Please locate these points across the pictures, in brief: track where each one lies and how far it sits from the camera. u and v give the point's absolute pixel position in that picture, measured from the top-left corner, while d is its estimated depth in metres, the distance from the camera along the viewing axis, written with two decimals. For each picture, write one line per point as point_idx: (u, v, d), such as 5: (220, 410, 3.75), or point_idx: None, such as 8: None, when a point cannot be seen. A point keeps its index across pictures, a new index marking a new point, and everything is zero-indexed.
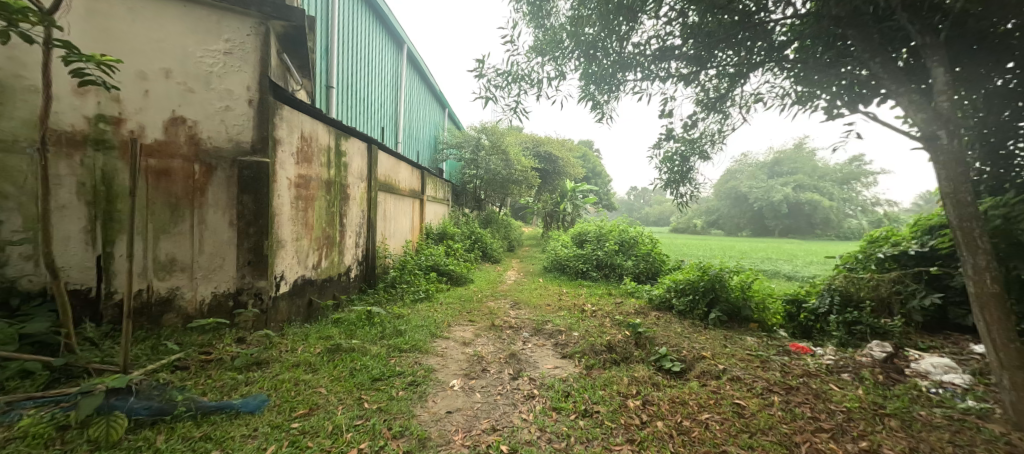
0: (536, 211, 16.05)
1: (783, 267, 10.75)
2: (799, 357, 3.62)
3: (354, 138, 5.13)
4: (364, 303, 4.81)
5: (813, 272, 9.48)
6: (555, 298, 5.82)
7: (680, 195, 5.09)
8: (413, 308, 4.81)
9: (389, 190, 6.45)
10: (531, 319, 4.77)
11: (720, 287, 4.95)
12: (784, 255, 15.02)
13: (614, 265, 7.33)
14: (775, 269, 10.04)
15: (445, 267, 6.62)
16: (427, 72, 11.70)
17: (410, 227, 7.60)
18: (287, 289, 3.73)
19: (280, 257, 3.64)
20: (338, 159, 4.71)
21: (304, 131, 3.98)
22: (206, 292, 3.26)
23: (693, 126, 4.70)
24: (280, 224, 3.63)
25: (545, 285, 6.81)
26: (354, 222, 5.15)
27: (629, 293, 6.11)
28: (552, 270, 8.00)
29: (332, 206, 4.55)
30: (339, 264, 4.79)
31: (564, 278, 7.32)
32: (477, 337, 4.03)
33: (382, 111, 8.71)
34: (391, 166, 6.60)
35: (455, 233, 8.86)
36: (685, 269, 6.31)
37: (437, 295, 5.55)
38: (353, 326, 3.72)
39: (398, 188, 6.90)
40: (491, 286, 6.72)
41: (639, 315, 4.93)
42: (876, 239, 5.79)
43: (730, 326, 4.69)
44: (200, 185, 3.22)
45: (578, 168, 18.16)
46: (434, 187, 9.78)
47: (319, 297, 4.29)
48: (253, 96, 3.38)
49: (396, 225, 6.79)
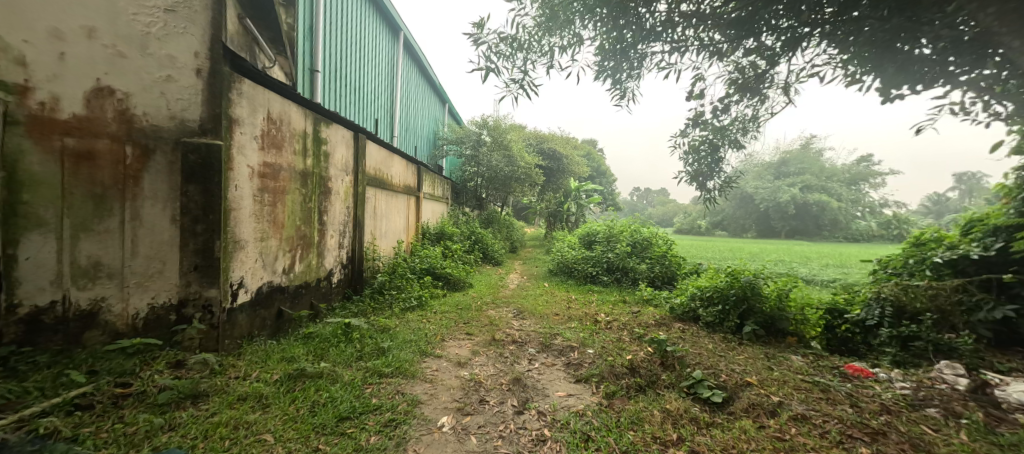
0: (539, 211, 15.43)
1: (802, 270, 10.15)
2: (863, 384, 3.00)
3: (338, 125, 4.53)
4: (346, 314, 4.20)
5: (837, 276, 8.87)
6: (563, 306, 5.19)
7: (706, 192, 4.46)
8: (403, 319, 4.20)
9: (381, 185, 5.86)
10: (538, 332, 4.15)
11: (755, 297, 4.31)
12: (798, 259, 14.37)
13: (626, 269, 6.69)
14: (796, 272, 9.43)
15: (442, 271, 6.01)
16: (426, 63, 11.13)
17: (405, 226, 7.00)
18: (249, 298, 3.14)
19: (239, 261, 3.04)
20: (317, 147, 4.12)
21: (273, 111, 3.38)
22: (141, 304, 2.65)
23: (724, 111, 4.09)
24: (238, 221, 3.03)
25: (552, 290, 6.19)
26: (337, 221, 4.54)
27: (647, 301, 5.46)
28: (558, 274, 7.36)
29: (309, 200, 3.95)
30: (318, 268, 4.18)
31: (572, 283, 6.69)
32: (475, 356, 3.42)
33: (376, 103, 8.12)
34: (383, 159, 6.00)
35: (454, 233, 8.24)
36: (709, 274, 5.66)
37: (431, 303, 4.94)
38: (327, 344, 3.12)
39: (391, 183, 6.28)
40: (492, 291, 6.10)
41: (662, 327, 4.30)
42: (925, 241, 5.16)
43: (768, 341, 4.06)
44: (133, 172, 2.62)
45: (583, 167, 17.59)
46: (432, 184, 9.17)
47: (291, 307, 3.69)
48: (203, 64, 2.80)
49: (388, 224, 6.19)
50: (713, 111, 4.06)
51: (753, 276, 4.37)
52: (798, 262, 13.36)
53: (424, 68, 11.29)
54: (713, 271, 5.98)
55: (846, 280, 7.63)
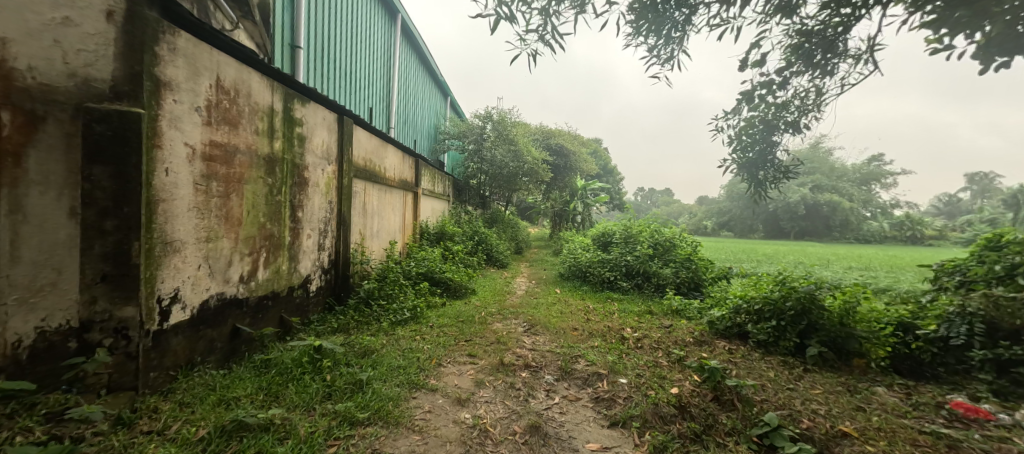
0: (544, 210, 14.70)
1: (830, 274, 9.38)
2: (994, 435, 2.27)
3: (317, 104, 3.82)
4: (322, 331, 3.49)
5: (873, 280, 8.09)
6: (580, 318, 4.45)
7: (756, 183, 3.73)
8: (392, 336, 3.48)
9: (372, 178, 5.14)
10: (555, 353, 3.41)
11: (817, 310, 3.54)
12: (818, 261, 13.57)
13: (648, 273, 5.96)
14: (827, 276, 8.65)
15: (441, 276, 5.29)
16: (425, 52, 10.42)
17: (401, 225, 6.29)
18: (187, 316, 2.44)
19: (173, 269, 2.33)
20: (289, 129, 3.41)
21: (225, 78, 2.68)
22: (25, 330, 1.91)
23: (784, 85, 3.38)
24: (171, 217, 2.32)
25: (565, 298, 5.45)
26: (316, 218, 3.83)
27: (676, 311, 4.73)
28: (570, 280, 6.62)
29: (277, 193, 3.25)
30: (290, 274, 3.46)
31: (587, 289, 5.95)
32: (478, 390, 2.69)
33: (370, 89, 7.41)
34: (374, 148, 5.28)
35: (455, 232, 7.51)
36: (747, 282, 4.92)
37: (427, 315, 4.22)
38: (287, 377, 2.41)
39: (383, 176, 5.55)
40: (498, 299, 5.37)
41: (705, 348, 3.56)
42: (1008, 244, 4.39)
43: (837, 366, 3.31)
44: (12, 147, 1.87)
45: (591, 164, 16.87)
46: (432, 180, 8.44)
47: (251, 324, 2.98)
48: (118, 6, 2.10)
49: (381, 222, 5.48)
50: (768, 84, 3.34)
51: (815, 287, 3.57)
52: (819, 264, 12.58)
53: (423, 57, 10.58)
54: (751, 278, 5.22)
55: (887, 285, 6.89)
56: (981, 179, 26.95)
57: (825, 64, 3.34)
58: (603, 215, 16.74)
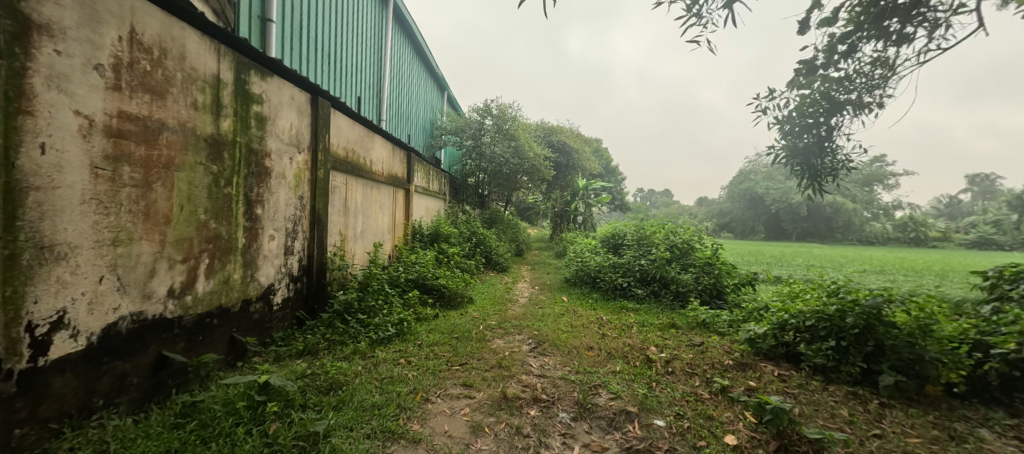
0: (545, 211, 14.07)
1: (851, 277, 8.78)
2: None
3: (282, 80, 3.16)
4: (284, 355, 2.84)
5: (902, 284, 7.47)
6: (594, 334, 3.81)
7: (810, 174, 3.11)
8: (370, 361, 2.84)
9: (355, 171, 4.48)
10: (569, 382, 2.79)
11: (882, 327, 2.87)
12: (830, 263, 13.01)
13: (666, 280, 5.32)
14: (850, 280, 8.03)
15: (434, 283, 4.65)
16: (420, 41, 9.78)
17: (391, 225, 5.65)
18: (80, 347, 1.81)
19: (54, 283, 1.71)
20: (245, 105, 2.77)
21: (144, 31, 2.05)
22: None
23: (846, 54, 2.80)
24: (52, 212, 1.70)
25: (573, 308, 4.83)
26: (281, 216, 3.19)
27: (703, 325, 4.10)
28: (577, 286, 5.98)
29: (225, 184, 2.61)
30: (246, 284, 2.82)
31: (598, 297, 5.32)
32: (475, 440, 2.06)
33: (358, 77, 6.77)
34: (358, 138, 4.63)
35: (451, 233, 6.87)
36: (784, 291, 4.29)
37: (416, 330, 3.59)
38: (212, 431, 1.77)
39: (368, 170, 4.89)
40: (498, 309, 4.73)
41: (751, 374, 2.92)
42: None
43: (917, 400, 2.69)
44: None
45: (592, 163, 16.27)
46: (427, 176, 7.79)
47: (185, 350, 2.34)
48: None
49: (366, 221, 4.84)
50: (830, 53, 2.74)
51: (883, 300, 2.90)
52: (832, 267, 11.99)
53: (418, 46, 9.94)
54: (787, 287, 4.59)
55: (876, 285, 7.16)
56: (986, 180, 26.54)
57: (901, 30, 2.74)
58: (606, 216, 16.12)
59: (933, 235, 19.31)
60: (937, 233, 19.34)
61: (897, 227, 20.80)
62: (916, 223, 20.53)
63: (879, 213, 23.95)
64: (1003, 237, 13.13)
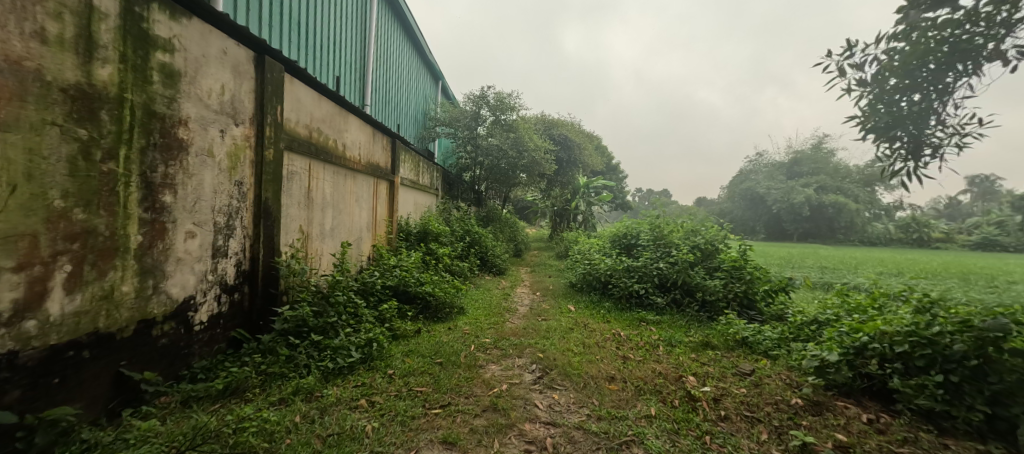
0: (544, 209, 13.31)
1: (871, 281, 8.11)
2: None
3: (207, 27, 2.36)
4: (197, 398, 2.07)
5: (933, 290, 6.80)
6: (614, 358, 3.05)
7: (910, 151, 2.33)
8: (317, 405, 2.07)
9: (322, 155, 3.68)
10: (589, 434, 2.03)
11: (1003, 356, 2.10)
12: (842, 265, 12.34)
13: (691, 287, 4.55)
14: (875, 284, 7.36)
15: (417, 291, 3.89)
16: (411, 22, 8.96)
17: (371, 222, 4.87)
18: None
19: None
20: (144, 50, 2.00)
21: None
22: None
23: None
24: None
25: (581, 320, 4.07)
26: (207, 205, 2.41)
27: (745, 345, 3.34)
28: (584, 293, 5.21)
29: (104, 157, 1.84)
30: (144, 299, 2.05)
31: (609, 306, 4.55)
32: None
33: (338, 54, 5.96)
34: (327, 115, 3.83)
35: (442, 231, 6.08)
36: (841, 304, 3.54)
37: (389, 354, 2.82)
38: None
39: (341, 156, 4.09)
40: (494, 322, 3.96)
41: (833, 422, 2.17)
42: None
43: None
44: None
45: (593, 159, 15.52)
46: (416, 168, 6.99)
47: (19, 407, 1.58)
48: None
49: (338, 216, 4.07)
50: None
51: (1011, 322, 2.11)
52: (845, 269, 11.31)
53: (408, 28, 9.13)
54: (839, 297, 3.84)
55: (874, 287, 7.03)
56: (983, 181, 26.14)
57: None
58: (607, 215, 15.37)
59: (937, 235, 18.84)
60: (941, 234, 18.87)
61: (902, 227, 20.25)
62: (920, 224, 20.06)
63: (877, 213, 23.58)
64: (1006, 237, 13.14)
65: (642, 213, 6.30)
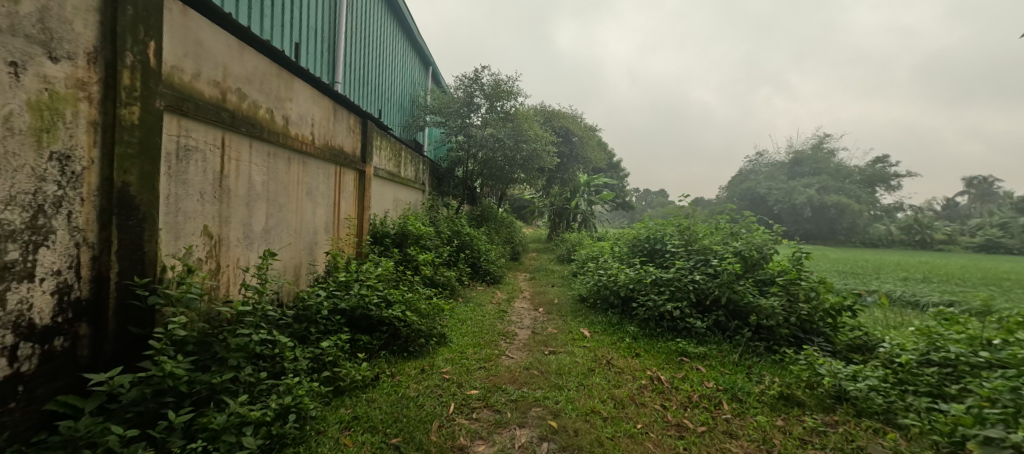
0: (542, 208, 12.26)
1: (907, 289, 7.18)
2: None
3: None
4: None
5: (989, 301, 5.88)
6: (663, 428, 2.04)
7: None
8: None
9: (247, 128, 2.62)
10: None
11: None
12: (858, 269, 11.47)
13: (740, 307, 3.52)
14: (920, 295, 6.39)
15: (381, 315, 2.84)
16: None
17: (331, 222, 3.81)
18: None
19: None
20: None
21: None
22: None
23: None
24: None
25: (602, 354, 3.05)
26: None
27: (847, 402, 2.33)
28: (598, 313, 4.16)
29: None
30: None
31: (636, 331, 3.52)
32: None
33: (300, 14, 4.87)
34: (258, 74, 2.76)
35: (425, 232, 5.01)
36: (966, 340, 2.53)
37: (317, 434, 1.80)
38: None
39: (282, 133, 3.02)
40: (485, 358, 2.93)
41: None
42: None
43: None
44: None
45: (595, 154, 14.49)
46: (397, 158, 5.91)
47: None
48: None
49: (276, 214, 3.00)
50: None
51: None
52: (864, 273, 10.41)
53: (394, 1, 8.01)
54: (950, 327, 2.84)
55: (909, 300, 6.22)
56: (987, 182, 25.53)
57: None
58: (608, 215, 14.34)
59: (942, 236, 18.24)
60: (947, 235, 18.07)
61: (904, 229, 19.59)
62: (926, 226, 19.41)
63: (881, 214, 22.88)
64: (1013, 243, 14.09)
65: (665, 211, 5.24)
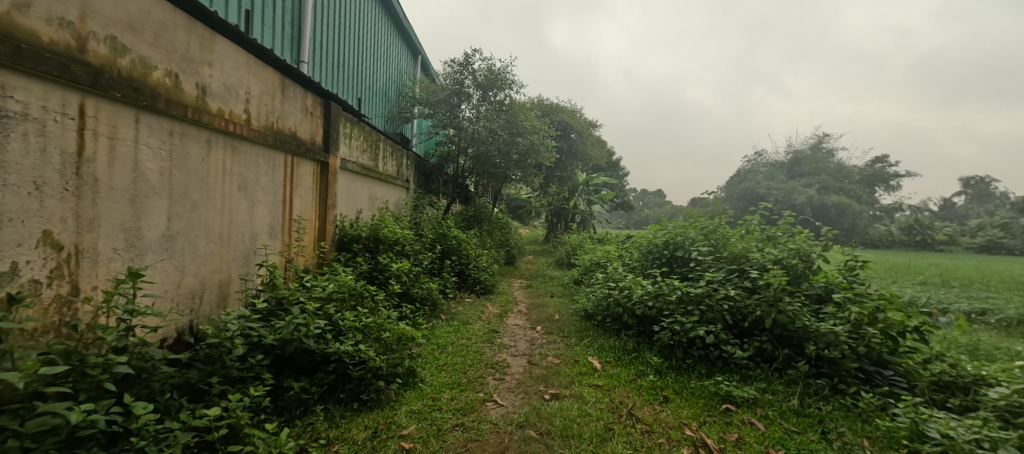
0: (540, 207, 11.51)
1: (937, 294, 6.58)
2: None
3: None
4: None
5: None
6: None
7: None
8: None
9: (129, 93, 1.86)
10: None
11: None
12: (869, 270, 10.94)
13: (790, 332, 2.80)
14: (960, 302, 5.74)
15: (328, 350, 2.07)
16: None
17: (277, 225, 3.06)
18: None
19: None
20: None
21: None
22: None
23: None
24: None
25: (621, 399, 2.32)
26: None
27: None
28: (609, 336, 3.41)
29: None
30: None
31: (659, 362, 2.79)
32: None
33: None
34: (151, 20, 2.00)
35: (403, 235, 4.25)
36: None
37: None
38: None
39: (194, 106, 2.25)
40: (466, 406, 2.19)
41: None
42: None
43: None
44: None
45: (596, 150, 13.78)
46: (374, 150, 5.14)
47: None
48: None
49: (186, 215, 2.24)
50: None
51: None
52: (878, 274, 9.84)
53: None
54: None
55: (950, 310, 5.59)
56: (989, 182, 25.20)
57: None
58: (607, 215, 13.63)
59: (947, 237, 17.91)
60: (948, 236, 17.95)
61: (908, 229, 19.17)
62: (933, 227, 18.97)
63: (886, 214, 22.37)
64: (1012, 242, 14.24)
65: (683, 211, 4.49)
